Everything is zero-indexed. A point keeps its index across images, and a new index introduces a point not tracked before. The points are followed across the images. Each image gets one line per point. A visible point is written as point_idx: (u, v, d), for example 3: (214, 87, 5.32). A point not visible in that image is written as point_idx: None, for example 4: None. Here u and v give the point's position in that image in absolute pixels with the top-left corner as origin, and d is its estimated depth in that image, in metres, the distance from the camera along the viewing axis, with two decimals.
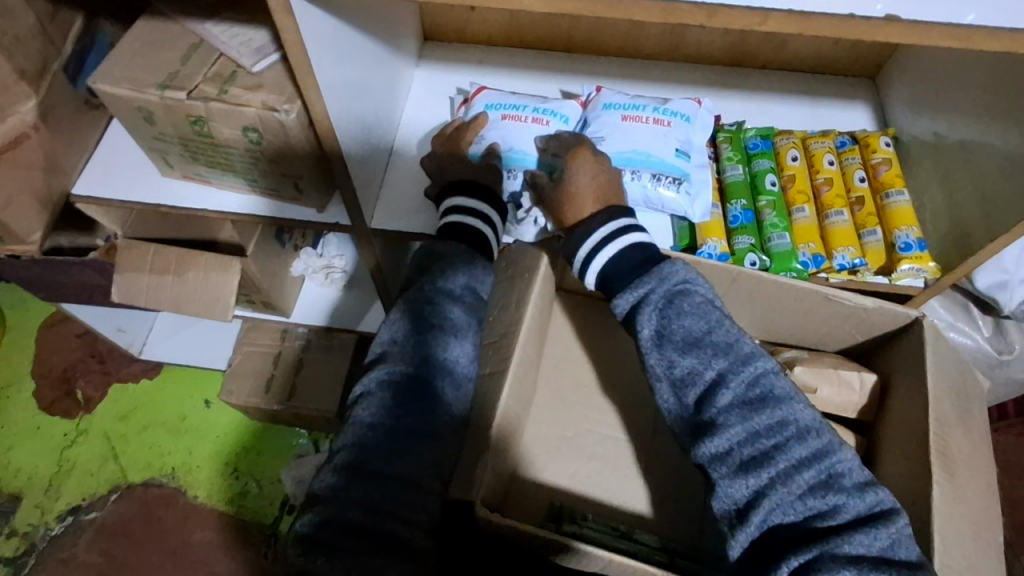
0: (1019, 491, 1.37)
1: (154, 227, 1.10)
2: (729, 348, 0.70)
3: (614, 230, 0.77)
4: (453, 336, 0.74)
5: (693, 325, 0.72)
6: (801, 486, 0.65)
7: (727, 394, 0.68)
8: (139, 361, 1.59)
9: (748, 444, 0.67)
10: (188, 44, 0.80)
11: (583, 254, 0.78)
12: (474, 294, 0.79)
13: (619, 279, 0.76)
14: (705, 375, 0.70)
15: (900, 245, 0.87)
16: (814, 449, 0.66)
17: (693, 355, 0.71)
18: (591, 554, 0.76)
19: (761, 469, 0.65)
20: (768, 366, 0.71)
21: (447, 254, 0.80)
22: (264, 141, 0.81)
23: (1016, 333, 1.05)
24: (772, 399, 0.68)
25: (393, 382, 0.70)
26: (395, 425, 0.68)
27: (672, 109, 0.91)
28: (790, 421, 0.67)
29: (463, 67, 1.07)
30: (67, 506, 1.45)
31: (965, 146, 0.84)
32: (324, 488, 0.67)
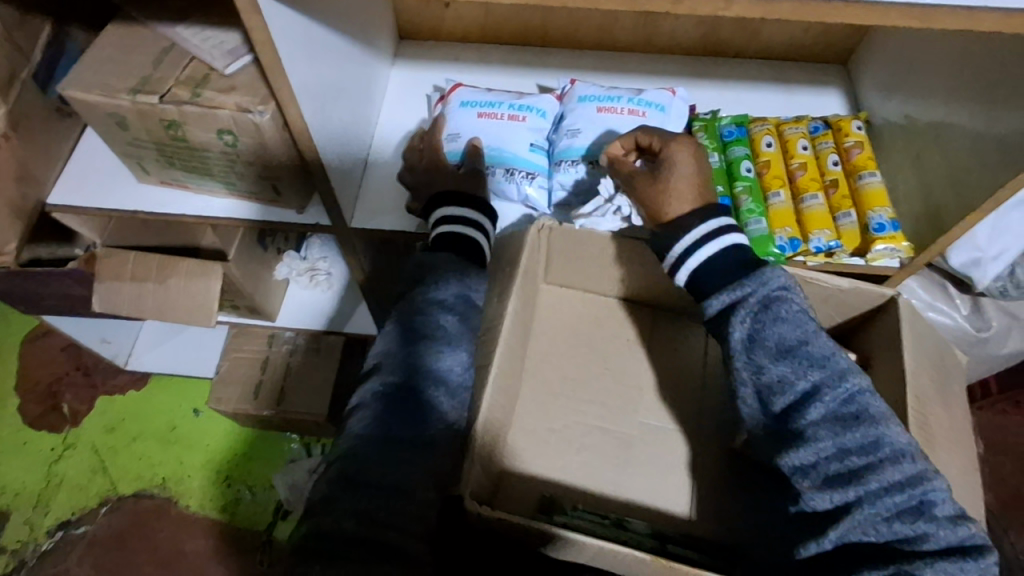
0: (1003, 467, 1.40)
1: (134, 236, 1.08)
2: (825, 360, 0.68)
3: (717, 227, 0.74)
4: (448, 344, 0.74)
5: (789, 333, 0.69)
6: (890, 509, 0.64)
7: (820, 408, 0.67)
8: (126, 372, 1.58)
9: (836, 459, 0.65)
10: (159, 48, 0.79)
11: (683, 248, 0.74)
12: (468, 298, 0.78)
13: (712, 279, 0.73)
14: (797, 385, 0.68)
15: (874, 226, 0.88)
16: (908, 474, 0.64)
17: (786, 364, 0.68)
18: (580, 542, 0.76)
19: (849, 486, 0.64)
20: (864, 384, 0.68)
21: (433, 264, 0.79)
22: (240, 143, 0.80)
23: (993, 310, 1.06)
24: (867, 417, 0.66)
25: (394, 393, 0.70)
26: (394, 433, 0.68)
27: (647, 99, 0.92)
28: (885, 442, 0.65)
29: (439, 64, 1.08)
30: (57, 520, 1.44)
31: (935, 128, 0.85)
32: (316, 497, 0.67)
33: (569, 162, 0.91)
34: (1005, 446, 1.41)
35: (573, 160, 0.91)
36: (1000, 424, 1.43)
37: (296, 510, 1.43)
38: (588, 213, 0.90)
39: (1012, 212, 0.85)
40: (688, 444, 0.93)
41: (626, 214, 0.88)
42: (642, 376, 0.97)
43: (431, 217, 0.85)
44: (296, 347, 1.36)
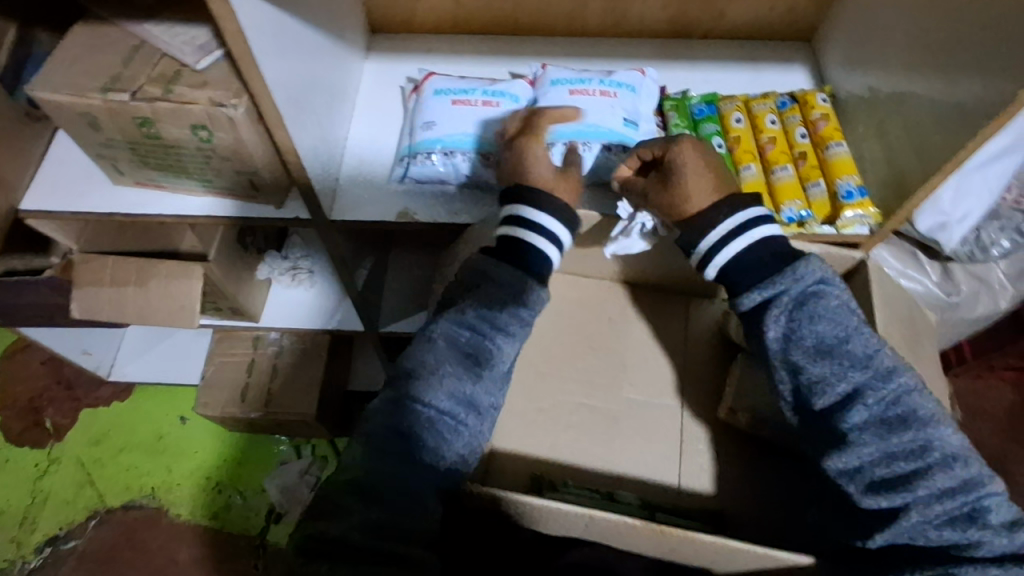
0: (980, 430, 1.44)
1: (109, 242, 1.08)
2: (867, 362, 0.73)
3: (748, 221, 0.77)
4: (490, 367, 0.76)
5: (828, 333, 0.74)
6: (940, 514, 0.67)
7: (864, 410, 0.71)
8: (108, 383, 1.56)
9: (883, 462, 0.70)
10: (128, 46, 0.79)
11: (709, 245, 0.77)
12: (514, 308, 0.78)
13: (742, 279, 0.76)
14: (840, 387, 0.73)
15: (843, 193, 0.91)
16: (957, 479, 0.68)
17: (825, 364, 0.73)
18: (569, 513, 0.75)
19: (897, 491, 0.69)
20: (911, 386, 0.72)
21: (497, 277, 0.78)
22: (215, 139, 0.80)
23: (962, 275, 1.10)
24: (913, 420, 0.71)
25: (432, 414, 0.73)
26: (430, 449, 0.72)
27: (617, 80, 0.94)
28: (933, 447, 0.70)
29: (412, 56, 1.08)
30: (45, 537, 1.42)
31: (897, 97, 0.88)
32: (328, 500, 0.69)
33: (544, 144, 0.91)
34: (980, 410, 1.46)
35: (548, 141, 0.91)
36: (974, 389, 1.48)
37: (288, 512, 1.43)
38: (615, 239, 0.87)
39: (973, 175, 0.86)
40: (675, 419, 0.93)
41: (652, 228, 0.85)
42: (627, 353, 0.97)
43: (509, 209, 0.81)
44: (281, 350, 1.37)
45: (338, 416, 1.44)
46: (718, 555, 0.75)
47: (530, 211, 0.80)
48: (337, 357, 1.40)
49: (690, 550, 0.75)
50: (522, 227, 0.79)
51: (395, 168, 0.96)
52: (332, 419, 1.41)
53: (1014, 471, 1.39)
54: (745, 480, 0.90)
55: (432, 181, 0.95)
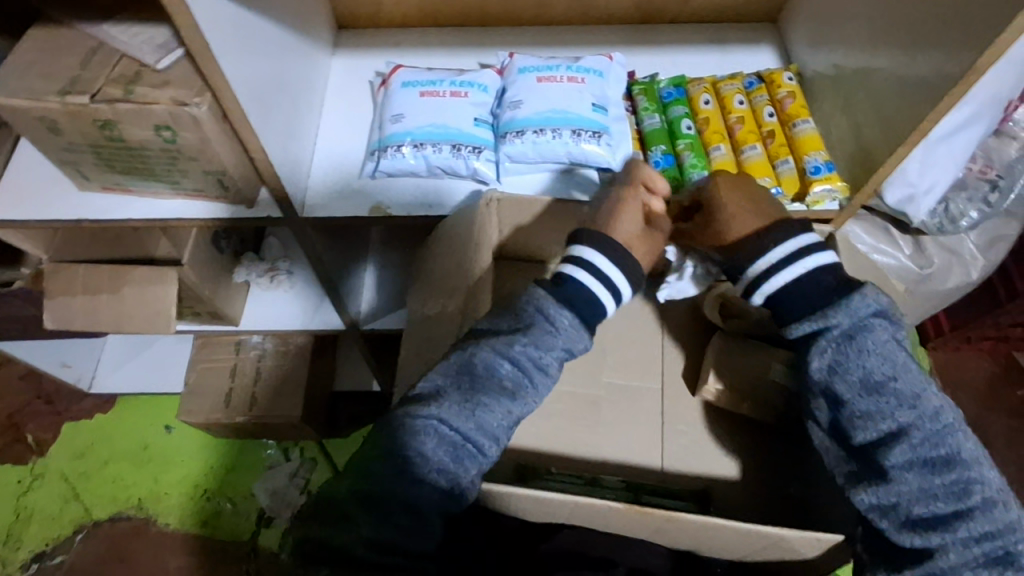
0: (960, 400, 1.46)
1: (81, 250, 1.06)
2: (916, 399, 0.70)
3: (806, 247, 0.75)
4: (516, 405, 0.75)
5: (876, 368, 0.71)
6: (977, 557, 0.67)
7: (907, 450, 0.69)
8: (89, 395, 1.54)
9: (921, 502, 0.69)
10: (86, 48, 0.78)
11: (761, 269, 0.76)
12: (554, 353, 0.76)
13: (792, 307, 0.75)
14: (885, 424, 0.70)
15: (811, 169, 0.92)
16: (997, 523, 0.67)
17: (872, 400, 0.71)
18: (553, 501, 0.74)
19: (933, 531, 0.68)
20: (957, 426, 0.71)
21: (552, 319, 0.76)
22: (180, 139, 0.79)
23: (933, 247, 1.11)
24: (956, 462, 0.69)
25: (454, 440, 0.72)
26: (444, 494, 0.70)
27: (584, 67, 0.96)
28: (976, 489, 0.68)
29: (380, 51, 1.08)
30: (31, 553, 1.40)
31: (860, 73, 0.89)
32: (330, 504, 0.69)
33: (514, 132, 0.92)
34: (959, 380, 1.48)
35: (518, 129, 0.92)
36: (953, 360, 1.50)
37: (279, 516, 1.42)
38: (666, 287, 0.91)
39: (937, 146, 0.87)
40: (655, 400, 0.91)
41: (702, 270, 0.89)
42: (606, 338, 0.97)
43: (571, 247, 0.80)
44: (264, 350, 1.35)
45: (324, 417, 1.44)
46: (706, 535, 0.74)
47: (583, 249, 0.79)
48: (321, 358, 1.39)
49: (678, 530, 0.75)
50: (574, 264, 0.78)
51: (367, 161, 0.95)
52: (319, 420, 1.40)
53: (993, 439, 1.42)
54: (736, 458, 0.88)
55: (404, 173, 0.95)
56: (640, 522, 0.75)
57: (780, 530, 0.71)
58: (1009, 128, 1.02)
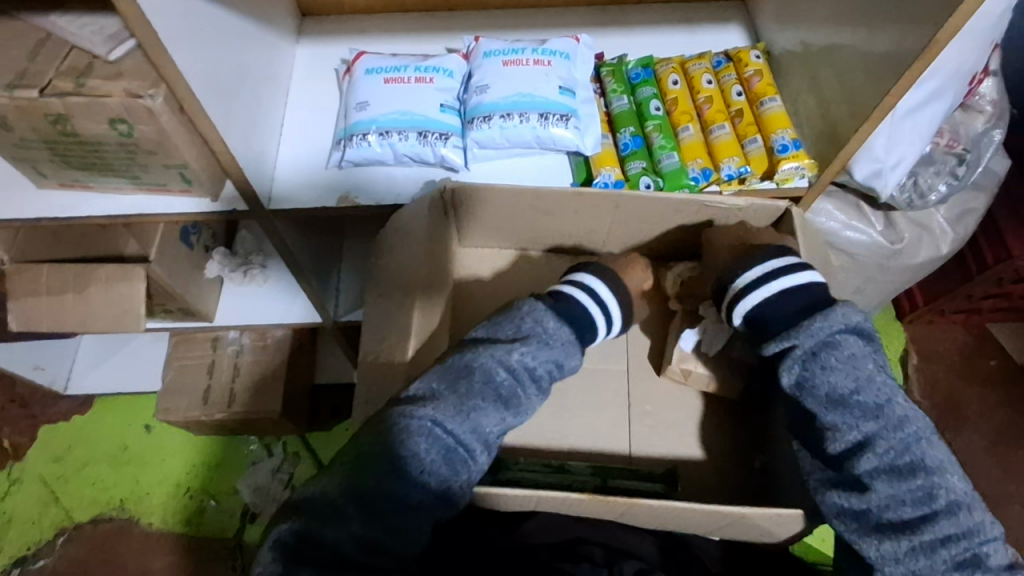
0: (936, 373, 1.48)
1: (45, 249, 1.04)
2: (879, 410, 0.72)
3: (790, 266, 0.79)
4: (510, 412, 0.76)
5: (840, 383, 0.73)
6: (946, 560, 0.68)
7: (873, 459, 0.71)
8: (65, 398, 1.51)
9: (889, 508, 0.70)
10: (34, 40, 0.75)
11: (746, 282, 0.80)
12: (549, 365, 0.79)
13: (772, 322, 0.78)
14: (850, 435, 0.72)
15: (778, 147, 0.92)
16: (962, 526, 0.68)
17: (837, 414, 0.73)
18: (513, 497, 0.73)
19: (901, 536, 0.69)
20: (921, 433, 0.72)
21: (549, 333, 0.80)
22: (136, 132, 0.77)
23: (903, 222, 1.12)
24: (921, 469, 0.70)
25: (448, 443, 0.72)
26: (438, 512, 0.71)
27: (551, 49, 0.95)
28: (940, 494, 0.69)
29: (344, 38, 1.06)
30: (12, 558, 1.38)
31: (826, 50, 0.89)
32: (314, 500, 0.69)
33: (481, 117, 0.91)
34: (935, 353, 1.50)
35: (485, 114, 0.91)
36: (929, 333, 1.52)
37: (264, 511, 1.40)
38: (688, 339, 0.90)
39: (904, 121, 0.89)
40: (622, 382, 0.93)
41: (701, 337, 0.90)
42: None
43: (569, 274, 0.88)
44: (242, 347, 1.34)
45: (305, 411, 1.43)
46: (681, 518, 0.74)
47: (585, 275, 0.86)
48: (300, 352, 1.38)
49: (648, 516, 0.75)
50: (576, 287, 0.85)
51: (334, 149, 0.94)
52: (300, 414, 1.39)
53: (968, 409, 1.45)
54: (704, 435, 0.91)
55: (372, 162, 0.94)
56: (602, 511, 0.74)
57: (741, 508, 0.72)
58: (975, 102, 1.04)
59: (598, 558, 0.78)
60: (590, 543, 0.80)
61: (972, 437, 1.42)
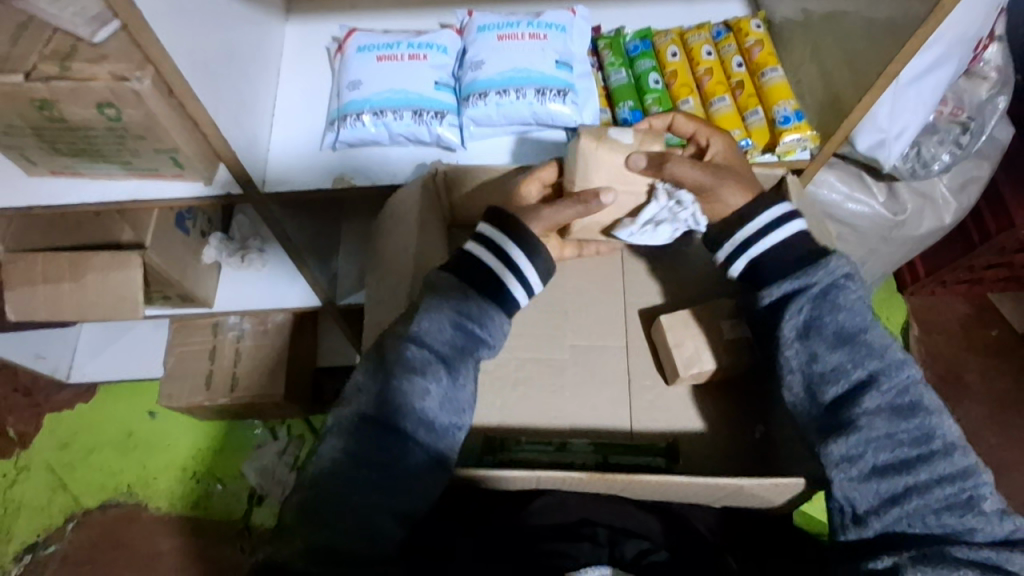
0: (938, 342, 1.48)
1: (39, 238, 1.03)
2: (882, 351, 0.75)
3: (787, 215, 0.81)
4: (429, 385, 0.76)
5: (846, 322, 0.76)
6: (939, 499, 0.69)
7: (876, 397, 0.72)
8: (69, 386, 1.51)
9: (888, 448, 0.71)
10: (15, 24, 0.73)
11: (741, 238, 0.81)
12: (467, 331, 0.79)
13: (770, 273, 0.80)
14: (854, 373, 0.74)
15: (780, 119, 0.90)
16: (957, 466, 0.70)
17: (843, 352, 0.75)
18: (508, 477, 0.74)
19: (898, 475, 0.70)
20: (917, 377, 0.74)
21: (477, 303, 0.80)
22: (124, 116, 0.75)
23: (906, 193, 1.11)
24: (921, 409, 0.72)
25: (381, 428, 0.74)
26: (393, 506, 0.72)
27: (546, 22, 0.93)
28: (936, 435, 0.71)
29: (334, 16, 1.03)
30: (23, 545, 1.39)
31: (829, 18, 0.86)
32: (289, 518, 0.71)
33: (476, 95, 0.90)
34: (938, 323, 1.50)
35: (480, 91, 0.89)
36: (931, 304, 1.51)
37: (270, 493, 1.41)
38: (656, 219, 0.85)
39: (908, 90, 0.87)
40: (621, 359, 0.92)
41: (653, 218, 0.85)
42: (570, 301, 0.96)
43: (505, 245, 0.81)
44: (243, 332, 1.33)
45: (308, 393, 1.43)
46: (682, 492, 0.75)
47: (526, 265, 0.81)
48: (301, 336, 1.37)
49: (645, 492, 0.75)
50: (510, 270, 0.81)
51: (329, 130, 0.92)
52: (302, 397, 1.39)
53: (969, 378, 1.45)
54: (705, 409, 0.89)
55: (367, 143, 0.92)
56: (602, 489, 0.76)
57: (738, 480, 0.73)
58: (979, 68, 1.02)
59: (600, 538, 0.80)
60: (594, 523, 0.82)
61: (973, 406, 1.42)
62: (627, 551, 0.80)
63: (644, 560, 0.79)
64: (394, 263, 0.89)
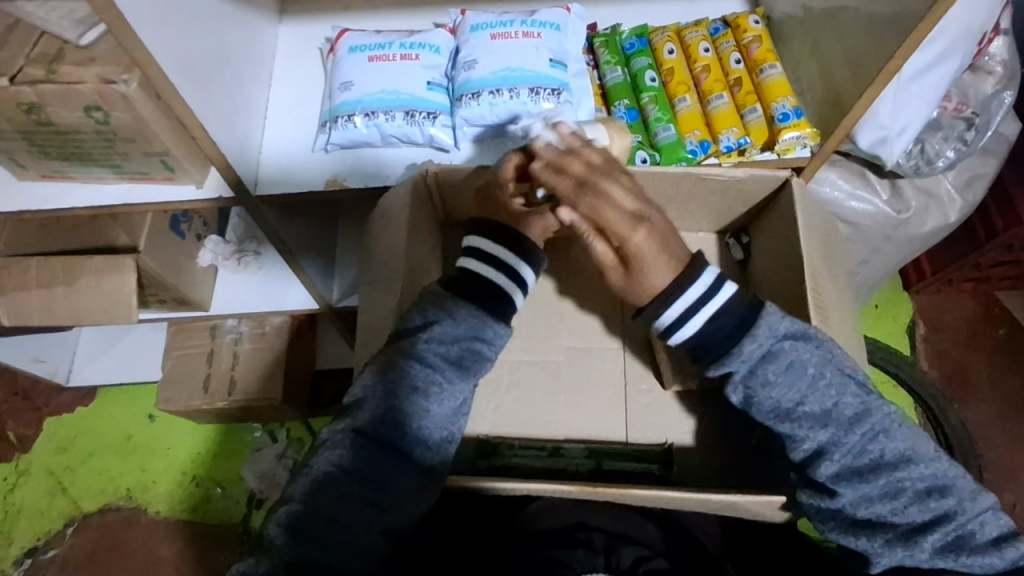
0: (944, 343, 1.46)
1: (34, 241, 1.02)
2: (827, 417, 0.72)
3: (695, 298, 0.74)
4: (433, 401, 0.74)
5: (784, 397, 0.73)
6: (928, 549, 0.70)
7: (833, 468, 0.71)
8: (68, 390, 1.51)
9: (862, 509, 0.71)
10: (2, 27, 0.73)
11: (666, 322, 0.76)
12: (464, 347, 0.77)
13: (706, 350, 0.76)
14: (806, 444, 0.73)
15: (778, 116, 0.89)
16: (936, 513, 0.71)
17: (790, 425, 0.73)
18: (505, 488, 0.73)
19: (878, 534, 0.71)
20: (877, 427, 0.72)
21: (454, 318, 0.77)
22: (112, 120, 0.74)
23: (909, 190, 1.09)
24: (883, 466, 0.71)
25: (383, 440, 0.73)
26: (390, 537, 0.73)
27: (540, 20, 0.91)
28: (905, 488, 0.71)
29: (328, 16, 1.02)
30: (23, 549, 1.39)
31: (829, 12, 0.85)
32: (274, 540, 0.70)
33: (470, 94, 0.88)
34: (943, 323, 1.47)
35: (474, 91, 0.88)
36: (937, 302, 1.49)
37: (268, 497, 1.40)
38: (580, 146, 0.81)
39: (910, 86, 0.85)
40: (618, 360, 0.91)
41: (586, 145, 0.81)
42: (567, 302, 0.94)
43: (516, 261, 0.80)
44: (241, 335, 1.32)
45: (307, 395, 1.42)
46: (676, 503, 0.73)
47: (527, 270, 0.81)
48: (299, 339, 1.36)
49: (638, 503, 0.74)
50: (513, 281, 0.80)
51: (321, 132, 0.91)
52: (300, 399, 1.38)
53: (976, 379, 1.42)
54: (701, 413, 0.88)
55: (360, 144, 0.91)
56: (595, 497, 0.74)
57: (734, 492, 0.71)
58: (984, 62, 1.00)
59: (596, 544, 0.78)
60: (589, 527, 0.80)
61: (980, 407, 1.40)
62: (623, 559, 0.78)
63: (642, 567, 0.77)
64: (384, 267, 0.88)
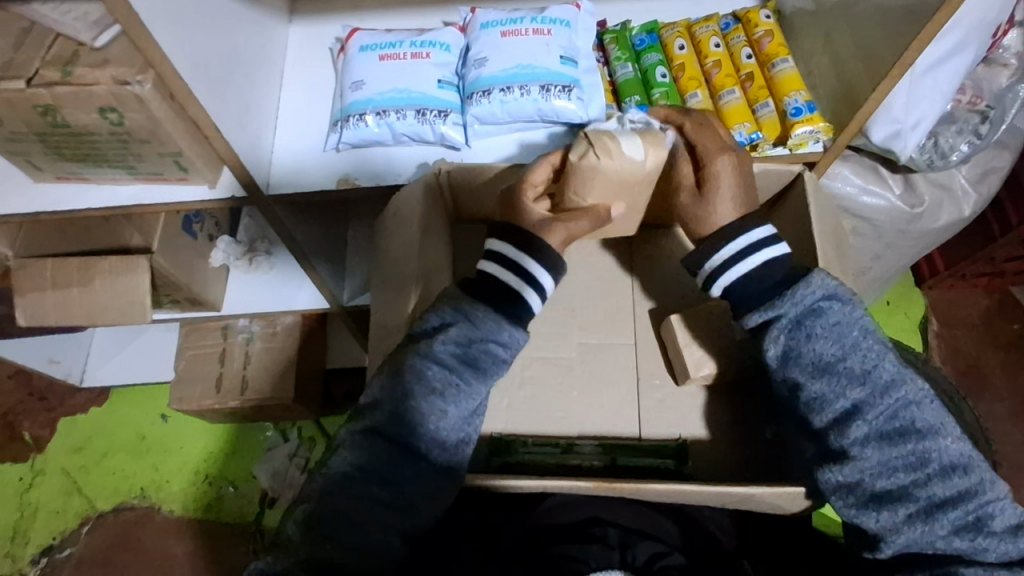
0: (957, 339, 1.45)
1: (48, 243, 1.03)
2: (866, 376, 0.73)
3: (754, 243, 0.77)
4: (451, 400, 0.75)
5: (826, 349, 0.74)
6: (947, 525, 0.69)
7: (863, 426, 0.72)
8: (82, 391, 1.52)
9: (884, 477, 0.71)
10: (17, 30, 0.74)
11: (715, 264, 0.78)
12: (475, 349, 0.77)
13: (745, 300, 0.77)
14: (837, 403, 0.73)
15: (791, 111, 0.89)
16: (961, 488, 0.70)
17: (823, 382, 0.73)
18: (518, 487, 0.73)
19: (899, 504, 0.70)
20: (910, 396, 0.72)
21: (472, 316, 0.77)
22: (127, 120, 0.75)
23: (922, 184, 1.08)
24: (913, 433, 0.71)
25: (411, 416, 0.74)
26: (405, 525, 0.72)
27: (550, 17, 0.91)
28: (934, 458, 0.70)
29: (338, 16, 1.02)
30: (39, 548, 1.40)
31: (841, 6, 0.84)
32: (289, 534, 0.70)
33: (480, 92, 0.88)
34: (956, 318, 1.46)
35: (484, 89, 0.88)
36: (950, 298, 1.48)
37: (281, 496, 1.41)
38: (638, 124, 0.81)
39: (924, 79, 0.85)
40: (630, 356, 0.91)
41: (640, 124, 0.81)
42: (578, 299, 0.94)
43: (525, 262, 0.79)
44: (253, 335, 1.33)
45: (319, 394, 1.43)
46: (693, 497, 0.73)
47: (540, 274, 0.79)
48: (310, 338, 1.37)
49: (654, 498, 0.73)
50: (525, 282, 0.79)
51: (333, 131, 0.91)
52: (312, 398, 1.39)
53: (990, 375, 1.41)
54: (714, 409, 0.88)
55: (371, 143, 0.92)
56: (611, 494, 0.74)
57: (750, 487, 0.71)
58: (998, 55, 1.00)
59: (611, 540, 0.79)
60: (605, 522, 0.81)
61: (994, 403, 1.39)
62: (638, 555, 0.78)
63: (657, 564, 0.77)
64: (397, 266, 0.88)
